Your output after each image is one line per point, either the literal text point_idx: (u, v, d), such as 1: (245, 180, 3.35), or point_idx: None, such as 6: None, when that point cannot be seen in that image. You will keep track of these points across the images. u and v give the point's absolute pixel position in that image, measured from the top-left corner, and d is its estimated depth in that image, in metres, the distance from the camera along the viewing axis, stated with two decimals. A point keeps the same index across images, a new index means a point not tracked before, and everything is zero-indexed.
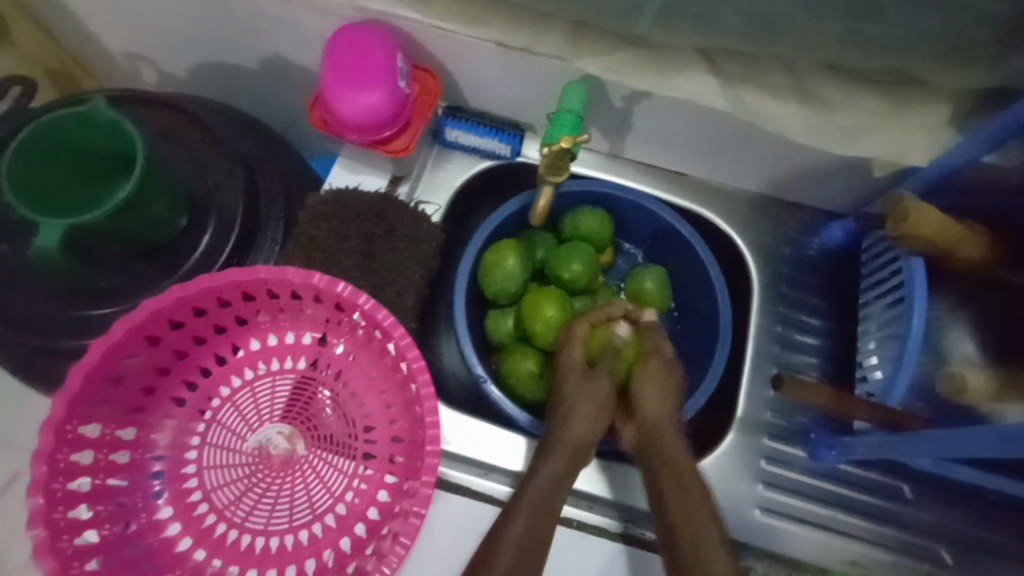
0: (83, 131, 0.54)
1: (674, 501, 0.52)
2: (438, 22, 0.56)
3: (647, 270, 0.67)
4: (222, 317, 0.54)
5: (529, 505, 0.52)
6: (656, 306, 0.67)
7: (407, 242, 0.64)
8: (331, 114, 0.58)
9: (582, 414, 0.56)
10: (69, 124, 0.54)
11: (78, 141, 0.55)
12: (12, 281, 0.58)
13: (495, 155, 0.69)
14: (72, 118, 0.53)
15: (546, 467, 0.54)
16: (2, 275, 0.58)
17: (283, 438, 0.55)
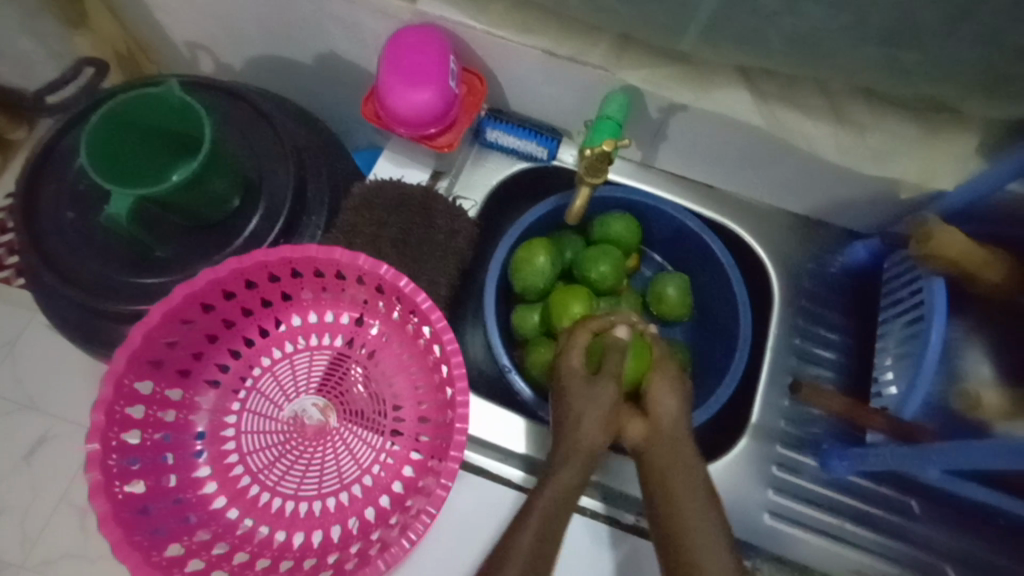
0: (160, 111, 0.59)
1: (691, 518, 0.51)
2: (492, 28, 0.60)
3: (671, 276, 0.69)
4: (269, 292, 0.58)
5: (541, 510, 0.51)
6: (677, 312, 0.69)
7: (443, 234, 0.67)
8: (383, 108, 0.62)
9: (594, 423, 0.53)
10: (149, 103, 0.58)
11: (154, 119, 0.60)
12: (79, 245, 0.63)
13: (532, 157, 0.72)
14: (151, 98, 0.58)
15: (560, 473, 0.53)
16: (71, 239, 0.63)
17: (317, 410, 0.58)
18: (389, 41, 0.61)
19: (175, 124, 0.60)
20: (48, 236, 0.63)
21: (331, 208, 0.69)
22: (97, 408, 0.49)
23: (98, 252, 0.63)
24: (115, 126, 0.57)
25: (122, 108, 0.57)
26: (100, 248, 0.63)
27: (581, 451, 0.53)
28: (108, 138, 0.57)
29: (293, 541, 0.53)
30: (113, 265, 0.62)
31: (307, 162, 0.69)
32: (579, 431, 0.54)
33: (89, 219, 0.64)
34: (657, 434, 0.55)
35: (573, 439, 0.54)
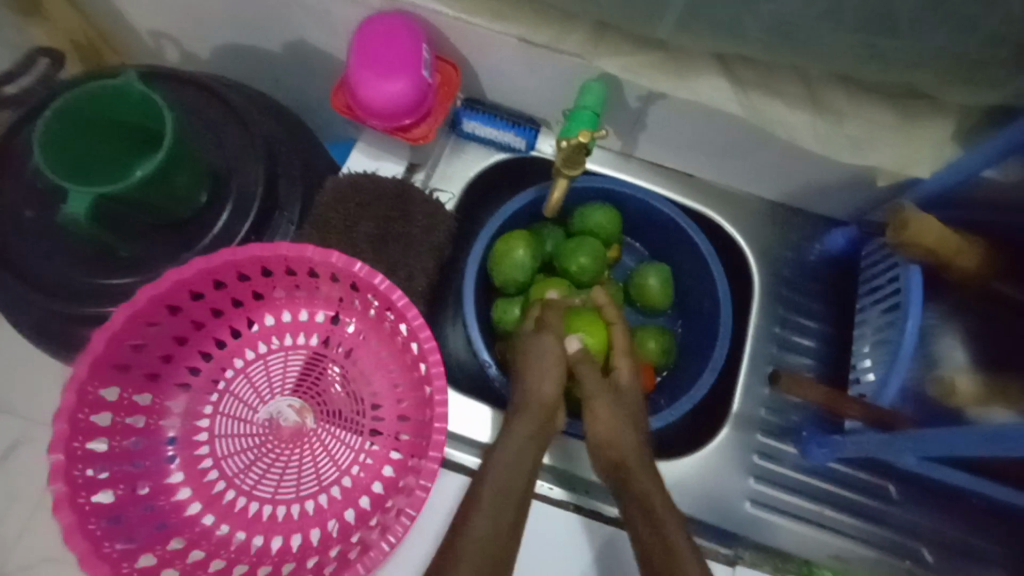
0: (120, 104, 0.57)
1: (649, 490, 0.53)
2: (466, 16, 0.59)
3: (653, 266, 0.69)
4: (239, 291, 0.56)
5: (498, 471, 0.52)
6: (657, 303, 0.69)
7: (420, 229, 0.65)
8: (356, 100, 0.60)
9: (546, 378, 0.57)
10: (108, 97, 0.56)
11: (114, 113, 0.57)
12: (36, 245, 0.60)
13: (510, 148, 0.71)
14: (110, 91, 0.56)
15: (515, 431, 0.55)
16: (29, 240, 0.60)
17: (293, 412, 0.56)
18: (360, 29, 0.59)
19: (137, 118, 0.58)
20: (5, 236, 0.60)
21: (304, 204, 0.67)
22: (61, 417, 0.47)
23: (60, 252, 0.60)
24: (73, 120, 0.55)
25: (80, 101, 0.55)
26: (60, 248, 0.60)
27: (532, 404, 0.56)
28: (66, 133, 0.55)
29: (272, 545, 0.52)
30: (76, 266, 0.60)
31: (278, 158, 0.67)
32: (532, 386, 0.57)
33: (49, 218, 0.61)
34: (610, 410, 0.57)
35: (525, 394, 0.57)
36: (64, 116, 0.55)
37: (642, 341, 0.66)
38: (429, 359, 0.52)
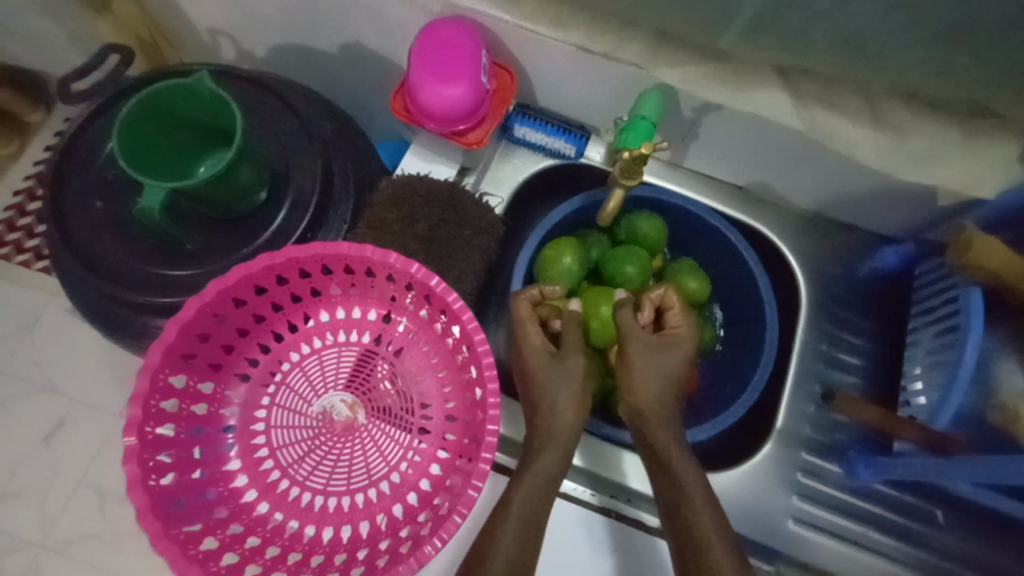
0: (192, 100, 0.58)
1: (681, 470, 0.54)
2: (523, 22, 0.60)
3: (688, 267, 0.69)
4: (298, 288, 0.58)
5: (525, 504, 0.53)
6: (697, 303, 0.69)
7: (469, 231, 0.67)
8: (414, 103, 0.61)
9: (568, 399, 0.58)
10: (179, 92, 0.57)
11: (185, 111, 0.59)
12: (99, 232, 0.63)
13: (559, 154, 0.72)
14: (183, 90, 0.57)
15: (540, 462, 0.55)
16: (93, 227, 0.63)
17: (345, 406, 0.58)
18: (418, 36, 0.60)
19: (206, 115, 0.60)
20: (75, 222, 0.63)
21: (355, 204, 0.69)
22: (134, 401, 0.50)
23: (125, 241, 0.63)
24: (146, 115, 0.57)
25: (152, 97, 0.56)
26: (124, 236, 0.63)
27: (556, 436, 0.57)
28: (138, 129, 0.57)
29: (323, 535, 0.54)
30: (141, 256, 0.63)
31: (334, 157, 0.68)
32: (555, 411, 0.57)
33: (117, 209, 0.63)
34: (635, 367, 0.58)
35: (548, 427, 0.57)
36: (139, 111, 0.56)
37: None
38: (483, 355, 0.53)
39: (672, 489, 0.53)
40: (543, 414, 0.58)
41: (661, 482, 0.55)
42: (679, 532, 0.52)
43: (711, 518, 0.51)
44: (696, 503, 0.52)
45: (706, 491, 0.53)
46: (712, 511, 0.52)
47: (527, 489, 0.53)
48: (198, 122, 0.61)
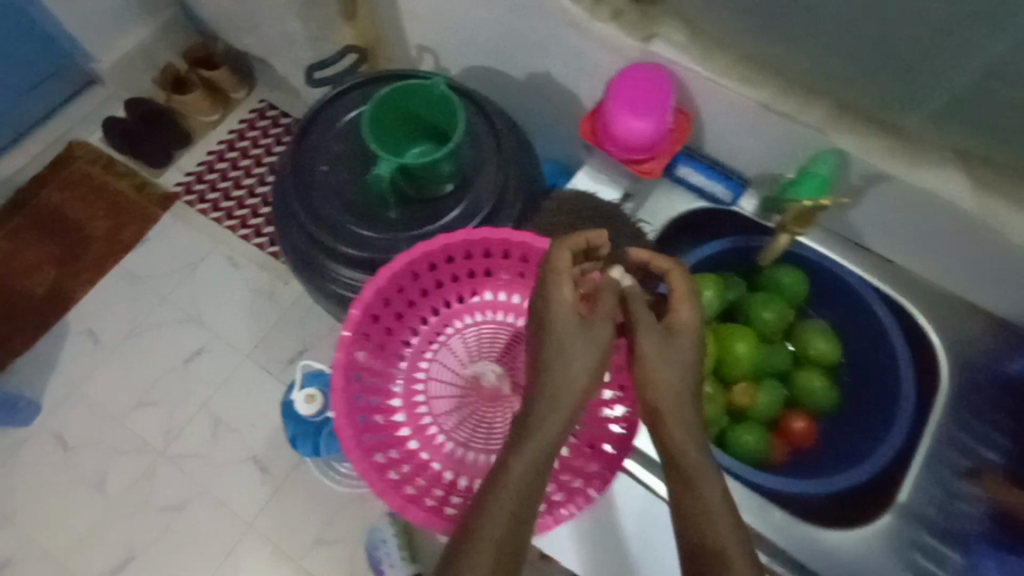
0: (428, 97, 0.73)
1: (685, 457, 0.56)
2: (716, 76, 0.67)
3: (817, 329, 0.73)
4: (476, 266, 0.73)
5: (519, 480, 0.54)
6: (821, 363, 0.73)
7: (622, 251, 0.74)
8: (604, 130, 0.70)
9: (579, 368, 0.57)
10: (420, 89, 0.71)
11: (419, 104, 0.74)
12: (320, 185, 0.78)
13: (715, 199, 0.76)
14: (424, 88, 0.71)
15: (544, 430, 0.56)
16: (317, 181, 0.78)
17: (493, 375, 0.72)
18: (619, 74, 0.69)
19: (433, 110, 0.74)
20: (304, 171, 0.78)
21: (525, 207, 0.79)
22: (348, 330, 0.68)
23: (337, 195, 0.77)
24: (390, 100, 0.72)
25: (400, 87, 0.71)
26: (339, 195, 0.78)
27: (564, 402, 0.57)
28: (383, 111, 0.73)
29: (463, 478, 0.68)
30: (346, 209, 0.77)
31: (513, 161, 0.78)
32: (564, 378, 0.58)
33: (337, 172, 0.78)
34: (653, 354, 0.58)
35: (555, 394, 0.57)
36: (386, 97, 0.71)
37: (808, 378, 0.72)
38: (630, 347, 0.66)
39: (692, 482, 0.55)
40: (560, 374, 0.57)
41: (673, 473, 0.56)
42: (687, 515, 0.55)
43: (725, 514, 0.53)
44: (712, 500, 0.54)
45: (721, 490, 0.54)
46: (728, 512, 0.54)
47: (536, 453, 0.56)
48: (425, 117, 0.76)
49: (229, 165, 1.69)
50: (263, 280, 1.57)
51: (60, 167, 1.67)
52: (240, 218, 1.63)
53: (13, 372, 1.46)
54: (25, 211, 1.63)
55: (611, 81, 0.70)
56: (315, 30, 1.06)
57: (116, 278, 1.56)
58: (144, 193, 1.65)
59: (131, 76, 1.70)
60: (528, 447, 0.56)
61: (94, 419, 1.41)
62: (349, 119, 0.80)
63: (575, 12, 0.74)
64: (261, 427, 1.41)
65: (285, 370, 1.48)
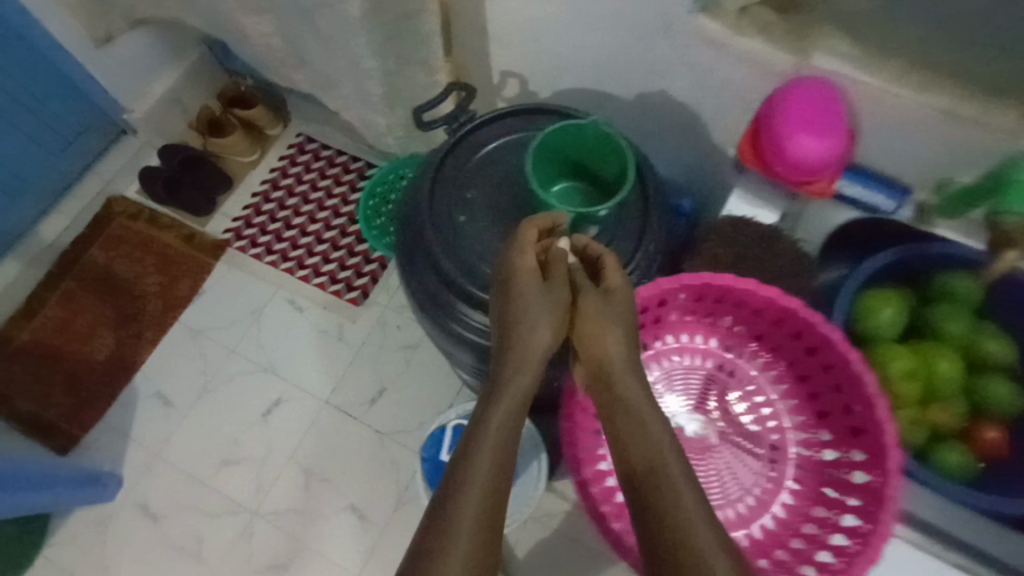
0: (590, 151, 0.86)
1: (631, 393, 0.67)
2: (888, 85, 0.65)
3: (994, 333, 0.70)
4: (659, 313, 0.77)
5: (501, 420, 0.65)
6: (998, 367, 0.69)
7: (790, 274, 0.72)
8: (774, 153, 0.66)
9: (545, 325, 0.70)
10: (589, 139, 0.83)
11: (581, 154, 0.87)
12: (460, 232, 0.86)
13: (875, 209, 0.73)
14: (592, 139, 0.83)
15: (517, 381, 0.68)
16: (460, 227, 0.86)
17: (693, 423, 0.77)
18: (780, 92, 0.66)
19: (594, 161, 0.87)
20: (435, 202, 0.87)
21: (660, 241, 0.83)
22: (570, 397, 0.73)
23: (467, 230, 0.86)
24: (557, 148, 0.86)
25: (568, 136, 0.84)
26: (477, 239, 0.86)
27: (533, 356, 0.70)
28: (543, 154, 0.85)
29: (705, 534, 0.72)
30: (474, 243, 0.86)
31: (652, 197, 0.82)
32: (529, 334, 0.70)
33: (477, 217, 0.87)
34: (598, 306, 0.70)
35: (524, 349, 0.70)
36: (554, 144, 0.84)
37: (987, 386, 0.68)
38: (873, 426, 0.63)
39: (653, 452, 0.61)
40: (526, 340, 0.70)
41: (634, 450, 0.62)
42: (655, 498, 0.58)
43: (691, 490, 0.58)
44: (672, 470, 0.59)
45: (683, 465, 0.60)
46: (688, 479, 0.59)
47: (504, 427, 0.65)
48: (582, 169, 0.89)
49: (276, 205, 1.63)
50: (330, 321, 1.51)
51: (101, 226, 1.61)
52: (296, 259, 1.57)
53: (87, 448, 1.42)
54: (73, 274, 1.58)
55: (770, 100, 0.67)
56: (390, 64, 1.01)
57: (178, 335, 1.52)
58: (193, 243, 1.59)
59: (164, 122, 1.63)
60: (495, 413, 0.66)
61: (180, 482, 1.39)
62: (483, 159, 0.90)
63: (716, 31, 0.70)
64: (351, 474, 1.38)
65: (366, 411, 1.43)
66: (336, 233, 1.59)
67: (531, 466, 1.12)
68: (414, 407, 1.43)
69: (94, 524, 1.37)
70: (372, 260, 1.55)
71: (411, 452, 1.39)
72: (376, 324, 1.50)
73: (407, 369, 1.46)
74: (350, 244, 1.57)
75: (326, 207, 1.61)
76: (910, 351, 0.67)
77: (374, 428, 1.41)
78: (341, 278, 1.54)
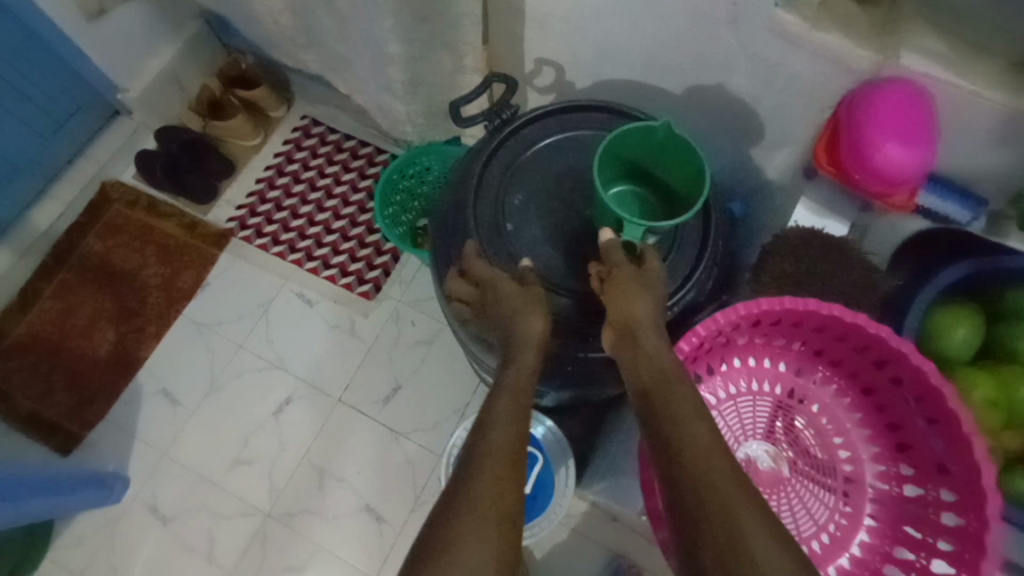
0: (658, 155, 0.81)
1: (654, 351, 0.65)
2: (983, 91, 0.59)
3: None
4: (736, 338, 0.75)
5: (510, 404, 0.67)
6: None
7: (857, 289, 0.71)
8: (862, 165, 0.63)
9: (529, 321, 0.76)
10: (657, 142, 0.78)
11: (647, 158, 0.82)
12: (507, 236, 0.84)
13: (949, 219, 0.69)
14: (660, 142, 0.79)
15: (517, 373, 0.71)
16: (508, 232, 0.85)
17: (766, 453, 0.78)
18: (869, 95, 0.63)
19: (661, 166, 0.82)
20: (479, 208, 0.85)
21: (722, 248, 0.80)
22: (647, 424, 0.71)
23: (512, 238, 0.85)
24: (618, 151, 0.81)
25: (630, 138, 0.79)
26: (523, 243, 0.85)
27: (527, 350, 0.74)
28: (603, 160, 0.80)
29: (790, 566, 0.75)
30: (518, 252, 0.84)
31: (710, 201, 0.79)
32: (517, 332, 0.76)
33: (528, 221, 0.86)
34: (630, 276, 0.71)
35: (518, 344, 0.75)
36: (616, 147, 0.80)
37: None
38: (963, 468, 0.63)
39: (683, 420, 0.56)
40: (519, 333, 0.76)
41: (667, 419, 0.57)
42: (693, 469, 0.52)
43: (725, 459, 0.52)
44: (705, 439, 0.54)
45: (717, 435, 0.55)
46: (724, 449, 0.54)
47: (511, 418, 0.65)
48: (648, 173, 0.84)
49: (282, 192, 1.54)
50: (342, 315, 1.44)
51: (97, 213, 1.53)
52: (305, 250, 1.49)
53: (92, 447, 1.38)
54: (71, 264, 1.50)
55: (857, 103, 0.64)
56: (416, 48, 0.94)
57: (183, 329, 1.46)
58: (196, 232, 1.52)
59: (159, 103, 1.53)
60: (501, 400, 0.68)
61: (191, 482, 1.36)
62: (525, 162, 0.88)
63: (794, 24, 0.65)
64: (367, 474, 1.34)
65: (381, 410, 1.38)
66: (346, 223, 1.51)
67: (560, 472, 1.05)
68: (431, 406, 1.37)
69: (103, 525, 1.34)
70: (384, 251, 1.47)
71: (428, 453, 1.34)
72: (390, 319, 1.43)
73: (423, 366, 1.40)
74: (360, 235, 1.49)
75: (334, 195, 1.53)
76: (989, 375, 0.65)
77: (391, 427, 1.36)
78: (352, 270, 1.47)
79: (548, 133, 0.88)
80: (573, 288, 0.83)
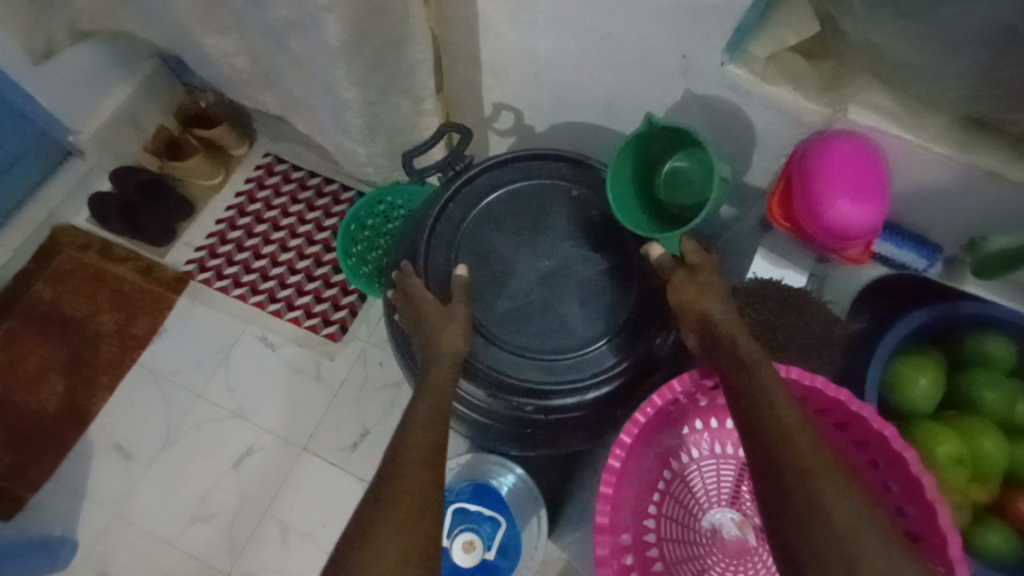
0: (685, 150, 0.83)
1: (751, 356, 0.66)
2: (926, 144, 0.60)
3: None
4: (694, 399, 0.77)
5: (420, 416, 0.69)
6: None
7: (821, 339, 0.74)
8: (817, 221, 0.63)
9: (455, 336, 0.78)
10: (679, 136, 0.81)
11: (643, 153, 0.83)
12: (478, 283, 0.86)
13: (904, 265, 0.69)
14: (677, 137, 0.81)
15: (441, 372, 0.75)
16: (477, 279, 0.86)
17: (734, 524, 0.82)
18: (820, 149, 0.63)
19: (683, 165, 0.84)
20: (432, 257, 0.86)
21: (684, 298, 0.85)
22: (603, 499, 0.70)
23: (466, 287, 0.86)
24: (642, 150, 0.83)
25: (655, 135, 0.81)
26: (491, 288, 0.86)
27: (448, 354, 0.77)
28: (624, 190, 0.83)
29: None
30: (474, 298, 0.85)
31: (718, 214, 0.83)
32: (444, 339, 0.78)
33: (494, 267, 0.86)
34: (693, 287, 0.74)
35: (441, 347, 0.77)
36: (637, 154, 0.83)
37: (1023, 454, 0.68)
38: (934, 539, 0.62)
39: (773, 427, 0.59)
40: (446, 335, 0.78)
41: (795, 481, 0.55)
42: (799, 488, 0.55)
43: (824, 466, 0.56)
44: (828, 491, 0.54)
45: (810, 437, 0.58)
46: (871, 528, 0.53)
47: (429, 414, 0.70)
48: (669, 180, 0.85)
49: (244, 231, 1.50)
50: (306, 358, 1.39)
51: (47, 260, 1.46)
52: (267, 291, 1.44)
53: (37, 508, 1.30)
54: (16, 313, 1.43)
55: (808, 151, 0.64)
56: (373, 94, 0.93)
57: (138, 379, 1.39)
58: (152, 276, 1.46)
59: (112, 143, 1.47)
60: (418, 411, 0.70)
61: (143, 543, 1.28)
62: (479, 213, 0.88)
63: (744, 78, 0.67)
64: (332, 526, 1.28)
65: (347, 456, 1.32)
66: (311, 261, 1.46)
67: (531, 525, 1.02)
68: None
69: None
70: (350, 291, 1.43)
71: None
72: (356, 361, 1.38)
73: (391, 410, 1.35)
74: (326, 273, 1.45)
75: (298, 233, 1.49)
76: (955, 433, 0.66)
77: (357, 476, 1.31)
78: (317, 311, 1.42)
79: (513, 180, 0.89)
80: (537, 338, 0.84)
